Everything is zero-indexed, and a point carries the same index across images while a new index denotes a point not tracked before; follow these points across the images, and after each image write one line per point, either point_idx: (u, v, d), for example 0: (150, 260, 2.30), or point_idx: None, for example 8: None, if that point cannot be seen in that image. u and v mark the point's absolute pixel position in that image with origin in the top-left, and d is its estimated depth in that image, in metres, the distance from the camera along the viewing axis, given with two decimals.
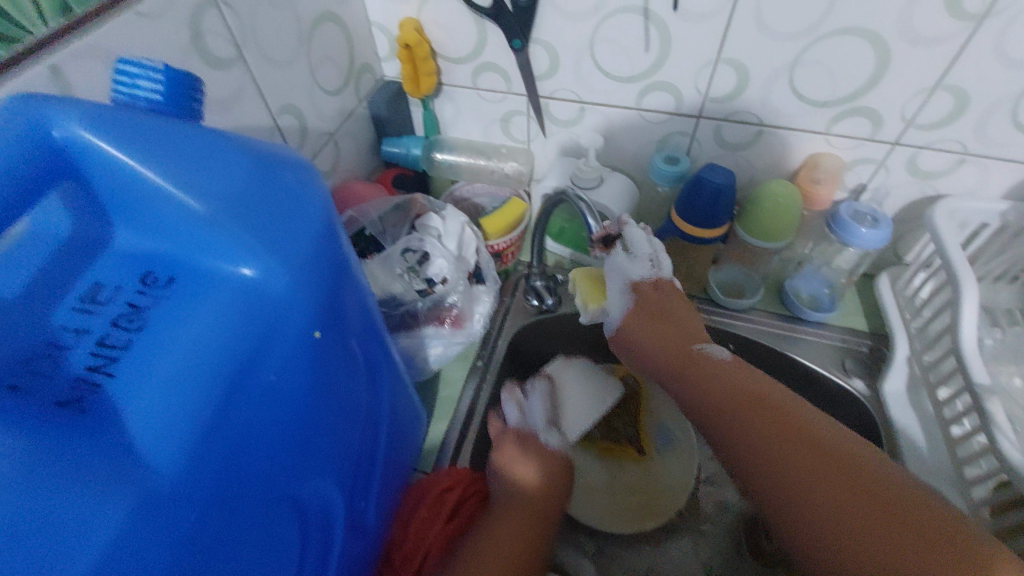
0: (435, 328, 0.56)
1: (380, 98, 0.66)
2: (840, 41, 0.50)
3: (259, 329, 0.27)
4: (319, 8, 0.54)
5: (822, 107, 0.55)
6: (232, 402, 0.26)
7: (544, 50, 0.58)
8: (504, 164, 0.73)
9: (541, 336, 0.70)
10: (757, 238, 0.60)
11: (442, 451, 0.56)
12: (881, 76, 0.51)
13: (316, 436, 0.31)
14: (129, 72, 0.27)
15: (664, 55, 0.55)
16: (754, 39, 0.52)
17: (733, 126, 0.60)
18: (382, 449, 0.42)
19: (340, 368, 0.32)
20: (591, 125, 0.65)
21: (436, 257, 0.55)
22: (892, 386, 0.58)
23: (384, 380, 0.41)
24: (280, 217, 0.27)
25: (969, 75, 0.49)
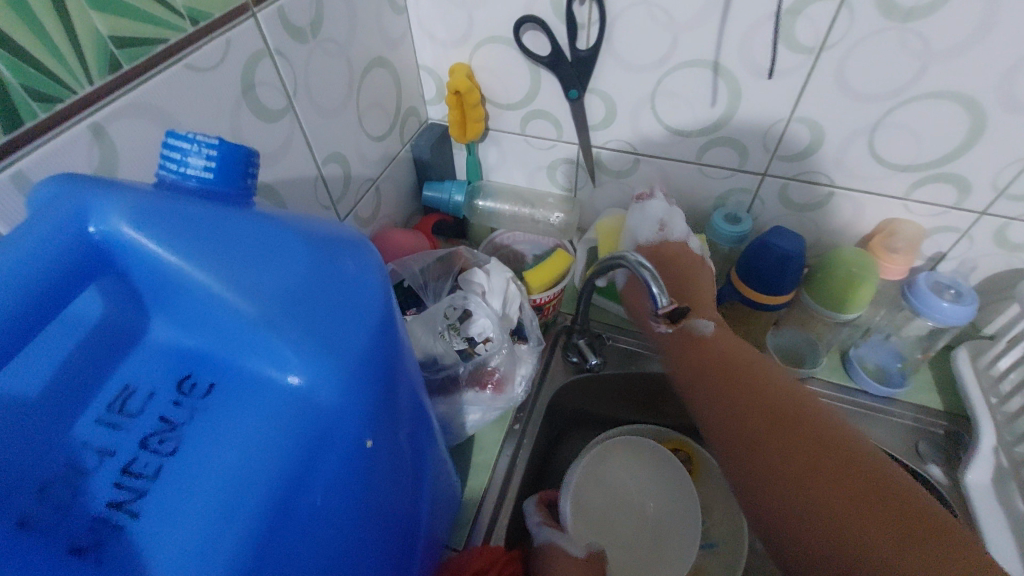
0: (475, 393, 0.52)
1: (424, 142, 0.64)
2: (928, 104, 0.46)
3: (310, 447, 0.23)
4: (371, 54, 0.52)
5: (902, 171, 0.51)
6: (276, 536, 0.22)
7: (600, 100, 0.56)
8: (549, 214, 0.69)
9: (581, 394, 0.67)
10: (825, 305, 0.56)
11: (475, 524, 0.51)
12: (973, 143, 0.47)
13: (362, 555, 0.27)
14: (183, 148, 0.25)
15: (730, 111, 0.52)
16: (830, 99, 0.48)
17: (800, 186, 0.56)
18: (421, 547, 0.37)
19: (389, 472, 0.28)
20: (644, 177, 0.62)
21: (480, 316, 0.52)
22: (976, 478, 0.52)
23: (427, 474, 0.36)
24: (339, 313, 0.24)
25: None
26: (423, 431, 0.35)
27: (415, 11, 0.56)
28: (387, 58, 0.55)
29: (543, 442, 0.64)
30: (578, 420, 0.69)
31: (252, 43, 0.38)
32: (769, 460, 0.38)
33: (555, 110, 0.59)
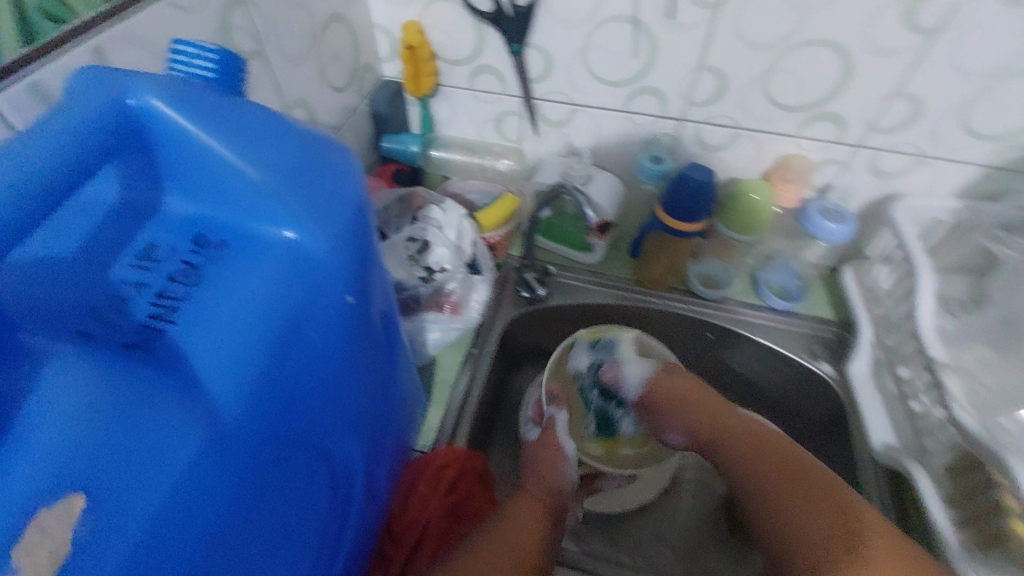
0: (434, 314, 0.63)
1: (382, 96, 0.70)
2: (808, 51, 0.56)
3: (302, 291, 0.30)
4: (329, 12, 0.57)
5: (794, 111, 0.61)
6: (279, 356, 0.30)
7: (539, 54, 0.63)
8: (497, 162, 0.77)
9: (530, 327, 0.72)
10: (733, 230, 0.66)
11: (441, 431, 0.58)
12: (845, 85, 0.57)
13: (350, 398, 0.34)
14: (188, 53, 0.31)
15: (650, 61, 0.60)
16: (732, 49, 0.57)
17: (712, 129, 0.65)
18: (398, 420, 0.43)
19: (369, 332, 0.34)
20: (580, 126, 0.69)
21: (437, 246, 0.64)
22: (858, 368, 0.63)
23: (403, 358, 0.44)
24: (323, 190, 0.30)
25: (925, 82, 0.56)
26: (392, 321, 0.39)
27: None
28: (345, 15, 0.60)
29: (496, 374, 0.69)
30: (529, 352, 0.76)
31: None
32: (749, 475, 0.54)
33: (499, 64, 0.65)
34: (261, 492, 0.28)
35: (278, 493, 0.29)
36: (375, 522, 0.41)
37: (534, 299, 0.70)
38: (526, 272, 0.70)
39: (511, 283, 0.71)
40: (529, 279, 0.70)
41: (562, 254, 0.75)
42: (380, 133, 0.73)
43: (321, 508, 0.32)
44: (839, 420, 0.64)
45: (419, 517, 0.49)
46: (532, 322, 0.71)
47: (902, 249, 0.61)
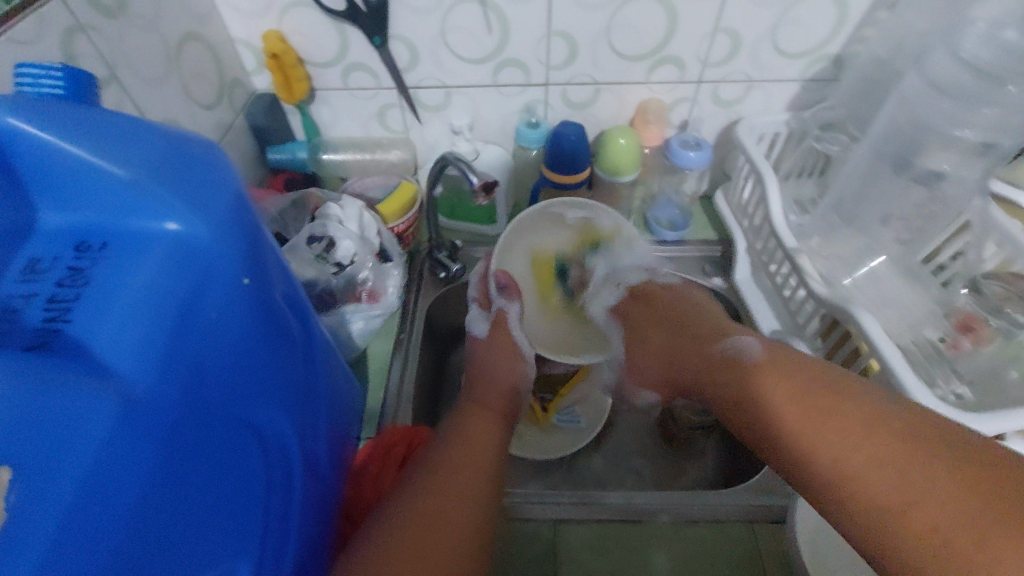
0: (353, 305, 0.68)
1: (257, 109, 0.78)
2: (635, 6, 0.69)
3: (192, 272, 0.36)
4: (232, 77, 0.74)
5: (636, 61, 0.75)
6: (180, 328, 0.35)
7: (403, 45, 0.73)
8: (388, 153, 0.87)
9: (453, 298, 0.83)
10: (622, 171, 0.76)
11: (381, 415, 0.66)
12: (674, 29, 0.71)
13: (257, 366, 0.40)
14: (34, 74, 0.35)
15: (503, 36, 0.72)
16: (572, 12, 0.69)
17: (573, 89, 0.78)
18: (323, 393, 0.50)
19: (269, 316, 0.41)
20: (456, 106, 0.81)
21: (341, 240, 0.67)
22: (741, 274, 0.77)
23: (316, 340, 0.50)
24: (193, 182, 0.36)
25: (736, 17, 0.70)
26: (301, 304, 0.47)
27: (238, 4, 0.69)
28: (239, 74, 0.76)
29: (429, 350, 0.79)
30: (457, 326, 0.86)
31: (177, 98, 0.64)
32: (790, 417, 0.45)
33: (369, 61, 0.75)
34: (180, 461, 0.33)
35: (200, 447, 0.34)
36: (322, 493, 0.47)
37: (450, 275, 0.80)
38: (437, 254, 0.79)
39: (425, 263, 0.81)
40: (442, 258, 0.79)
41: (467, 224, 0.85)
42: (265, 145, 0.82)
43: (249, 461, 0.38)
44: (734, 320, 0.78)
45: (371, 493, 0.56)
46: (452, 292, 0.82)
47: (746, 158, 0.76)
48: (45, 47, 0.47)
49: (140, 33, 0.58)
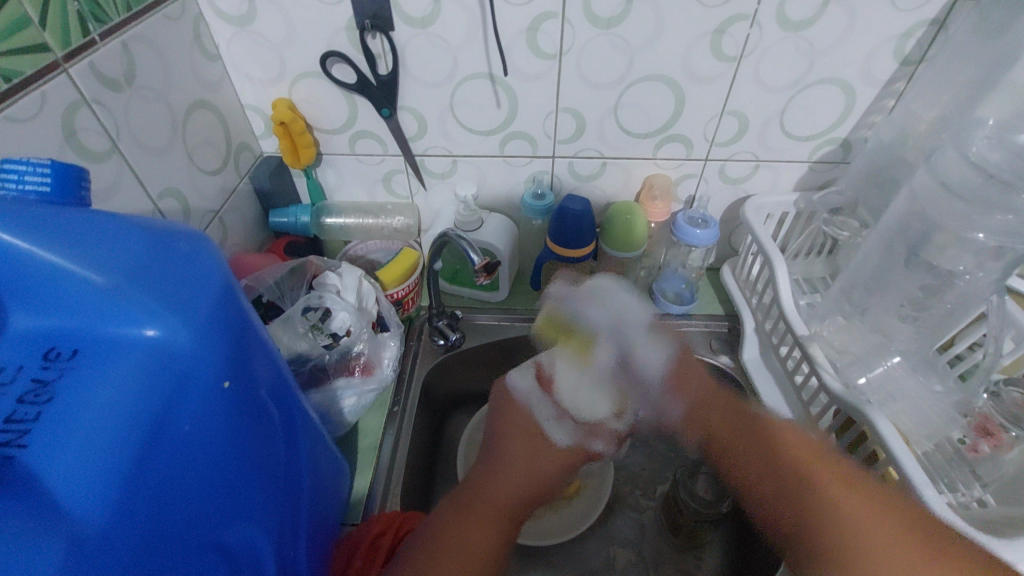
0: (346, 380, 0.58)
1: (379, 166, 0.71)
2: (818, 88, 0.61)
3: (168, 383, 0.29)
4: (239, 141, 0.65)
5: (805, 141, 0.66)
6: (150, 452, 0.28)
7: (570, 117, 0.65)
8: (391, 220, 0.76)
9: (446, 376, 0.74)
10: (619, 250, 0.70)
11: (370, 499, 0.57)
12: (846, 116, 0.63)
13: (238, 477, 0.33)
14: (16, 172, 0.29)
15: (679, 105, 0.63)
16: (754, 95, 0.62)
17: (735, 164, 0.69)
18: (306, 491, 0.43)
19: (253, 417, 0.35)
20: (609, 177, 0.71)
21: (338, 311, 0.58)
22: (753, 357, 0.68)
23: (302, 433, 0.43)
24: (178, 283, 0.30)
25: (922, 95, 0.59)
26: (289, 396, 0.41)
27: (399, 53, 0.59)
28: (313, 126, 0.67)
29: (422, 426, 0.69)
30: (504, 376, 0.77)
31: (181, 167, 0.55)
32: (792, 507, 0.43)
33: (530, 129, 0.66)
34: None
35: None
36: None
37: (449, 345, 0.72)
38: (437, 321, 0.71)
39: (426, 333, 0.73)
40: (441, 326, 0.71)
41: (474, 297, 0.78)
42: (267, 208, 0.71)
43: None
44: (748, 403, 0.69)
45: None
46: (448, 369, 0.73)
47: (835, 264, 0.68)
48: (40, 123, 0.40)
49: (146, 105, 0.50)
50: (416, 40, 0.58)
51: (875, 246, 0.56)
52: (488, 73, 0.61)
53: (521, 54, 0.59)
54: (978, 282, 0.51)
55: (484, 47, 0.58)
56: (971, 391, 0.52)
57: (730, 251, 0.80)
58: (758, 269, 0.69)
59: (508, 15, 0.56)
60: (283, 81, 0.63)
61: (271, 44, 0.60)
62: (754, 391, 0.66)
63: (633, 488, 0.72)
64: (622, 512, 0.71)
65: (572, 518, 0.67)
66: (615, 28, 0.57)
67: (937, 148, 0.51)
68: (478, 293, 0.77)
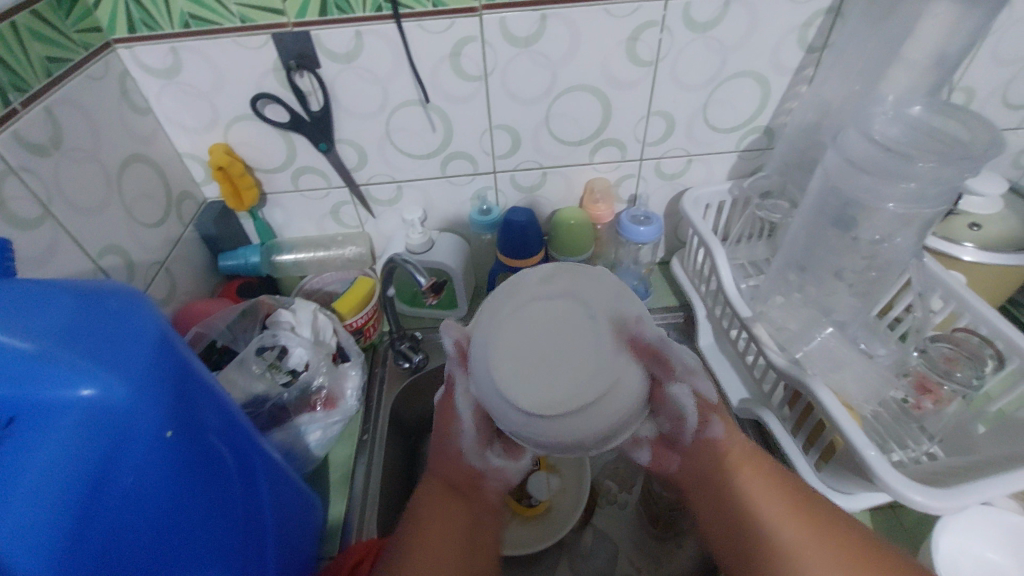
0: (309, 415, 0.58)
1: (324, 198, 0.72)
2: (735, 80, 0.64)
3: (109, 440, 0.30)
4: (180, 190, 0.66)
5: (730, 132, 0.69)
6: (95, 508, 0.29)
7: (505, 133, 0.67)
8: (343, 250, 0.77)
9: (416, 399, 0.74)
10: (566, 254, 0.73)
11: (345, 530, 0.57)
12: (764, 105, 0.66)
13: (191, 524, 0.34)
14: None
15: (606, 110, 0.66)
16: (675, 94, 0.64)
17: (669, 161, 0.71)
18: (271, 531, 0.44)
19: (204, 464, 0.35)
20: (551, 186, 0.73)
21: (294, 347, 0.59)
22: (705, 341, 0.70)
23: (261, 473, 0.44)
24: (112, 341, 0.30)
25: (829, 77, 0.62)
26: (244, 439, 0.41)
27: (328, 89, 0.61)
28: (253, 167, 0.68)
29: (396, 452, 0.70)
30: None
31: (120, 222, 0.55)
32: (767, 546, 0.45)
33: (469, 148, 0.68)
34: None
35: None
36: None
37: (414, 366, 0.72)
38: (398, 344, 0.72)
39: (390, 358, 0.73)
40: (404, 349, 0.72)
41: (435, 317, 0.79)
42: (216, 253, 0.71)
43: None
44: (706, 390, 0.70)
45: None
46: (416, 392, 0.73)
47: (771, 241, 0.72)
48: None
49: (78, 166, 0.51)
50: (343, 74, 0.60)
51: (803, 224, 0.58)
52: (418, 99, 0.62)
53: (447, 78, 0.61)
54: (898, 248, 0.54)
55: (411, 75, 0.60)
56: (904, 351, 0.55)
57: (678, 242, 0.83)
58: (703, 258, 0.71)
59: (429, 43, 0.58)
60: (217, 126, 0.64)
61: (201, 92, 0.60)
62: (712, 374, 0.68)
63: (610, 484, 0.74)
64: (603, 510, 0.72)
65: (546, 530, 0.67)
66: (533, 45, 0.59)
67: (843, 127, 0.54)
68: (440, 312, 0.78)
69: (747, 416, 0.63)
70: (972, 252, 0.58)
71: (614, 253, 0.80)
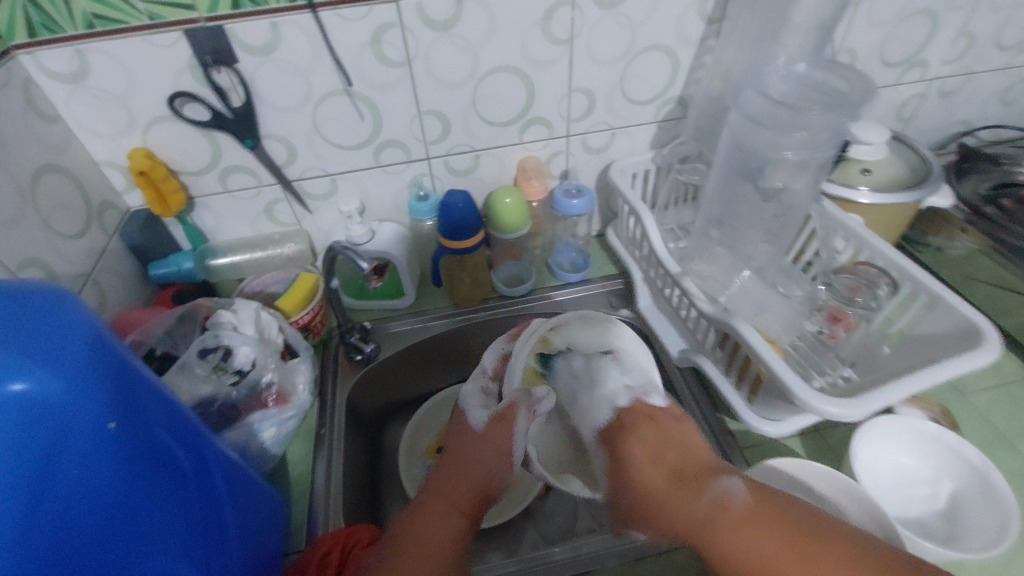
0: (261, 412, 0.57)
1: (257, 197, 0.71)
2: (646, 54, 0.68)
3: (49, 437, 0.29)
4: (100, 199, 0.63)
5: (647, 103, 0.73)
6: (37, 504, 0.28)
7: (435, 118, 0.68)
8: (281, 248, 0.75)
9: (371, 390, 0.74)
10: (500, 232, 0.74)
11: (310, 523, 0.57)
12: (675, 76, 0.71)
13: (142, 516, 0.34)
14: None
15: (530, 90, 0.68)
16: (592, 70, 0.68)
17: (594, 135, 0.75)
18: (230, 523, 0.44)
19: (152, 457, 0.35)
20: (485, 168, 0.75)
21: (239, 346, 0.57)
22: (644, 302, 0.74)
23: (215, 467, 0.43)
24: (42, 336, 0.29)
25: (729, 45, 0.67)
26: (195, 436, 0.41)
27: (249, 84, 0.60)
28: (177, 171, 0.66)
29: (356, 443, 0.70)
30: (418, 376, 0.80)
31: (38, 234, 0.53)
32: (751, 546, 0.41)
33: (400, 136, 0.69)
34: None
35: None
36: None
37: (366, 357, 0.73)
38: (350, 336, 0.72)
39: (341, 352, 0.73)
40: (355, 341, 0.72)
41: (383, 307, 0.79)
42: (145, 263, 0.69)
43: None
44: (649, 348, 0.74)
45: None
46: (371, 383, 0.74)
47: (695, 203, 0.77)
48: None
49: None
50: (263, 68, 0.59)
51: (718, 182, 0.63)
52: (344, 88, 0.63)
53: (370, 65, 0.61)
54: (801, 193, 0.59)
55: (333, 65, 0.60)
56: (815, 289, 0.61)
57: (611, 214, 0.87)
58: (634, 225, 0.75)
59: (348, 32, 0.58)
60: (134, 130, 0.62)
61: (113, 95, 0.58)
62: (653, 332, 0.72)
63: None
64: None
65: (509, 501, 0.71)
66: (452, 29, 0.61)
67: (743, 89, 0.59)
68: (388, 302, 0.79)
69: (687, 365, 0.67)
70: (866, 196, 0.63)
71: (552, 228, 0.83)
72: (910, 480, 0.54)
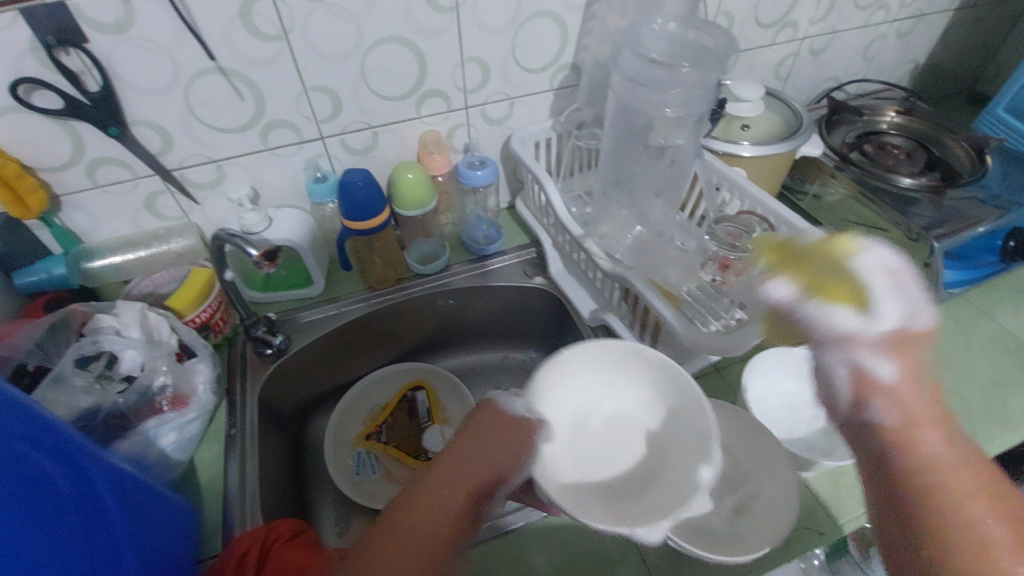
0: (156, 418, 0.54)
1: (134, 190, 0.65)
2: (533, 20, 0.68)
3: None
4: None
5: (541, 71, 0.74)
6: None
7: (323, 95, 0.65)
8: (168, 244, 0.70)
9: (287, 383, 0.72)
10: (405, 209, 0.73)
11: (226, 526, 0.55)
12: (565, 42, 0.72)
13: (12, 531, 0.30)
14: None
15: (420, 61, 0.67)
16: (481, 38, 0.67)
17: (492, 106, 0.75)
18: (121, 535, 0.41)
19: (10, 468, 0.31)
20: (385, 145, 0.74)
21: (124, 351, 0.54)
22: (556, 268, 0.76)
23: (98, 481, 0.40)
24: None
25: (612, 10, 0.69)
26: (69, 447, 0.38)
27: (104, 65, 0.55)
28: (33, 167, 0.59)
29: (274, 440, 0.67)
30: (338, 364, 0.78)
31: None
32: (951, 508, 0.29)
33: (287, 116, 0.66)
34: None
35: None
36: None
37: (276, 350, 0.70)
38: (255, 329, 0.68)
39: (248, 348, 0.70)
40: (262, 334, 0.68)
41: (292, 298, 0.76)
42: (9, 272, 0.62)
43: None
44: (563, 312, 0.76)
45: None
46: (286, 376, 0.71)
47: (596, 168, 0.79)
48: None
49: None
50: (119, 46, 0.54)
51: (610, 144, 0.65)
52: (216, 66, 0.59)
53: (242, 40, 0.58)
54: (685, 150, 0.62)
55: (199, 41, 0.56)
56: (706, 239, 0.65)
57: (519, 184, 0.88)
58: (539, 193, 0.76)
59: (212, 4, 0.54)
60: None
61: None
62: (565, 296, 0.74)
63: None
64: None
65: None
66: None
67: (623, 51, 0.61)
68: (296, 292, 0.76)
69: (598, 324, 0.70)
70: (748, 149, 0.67)
71: (461, 203, 0.83)
72: (796, 404, 0.59)
